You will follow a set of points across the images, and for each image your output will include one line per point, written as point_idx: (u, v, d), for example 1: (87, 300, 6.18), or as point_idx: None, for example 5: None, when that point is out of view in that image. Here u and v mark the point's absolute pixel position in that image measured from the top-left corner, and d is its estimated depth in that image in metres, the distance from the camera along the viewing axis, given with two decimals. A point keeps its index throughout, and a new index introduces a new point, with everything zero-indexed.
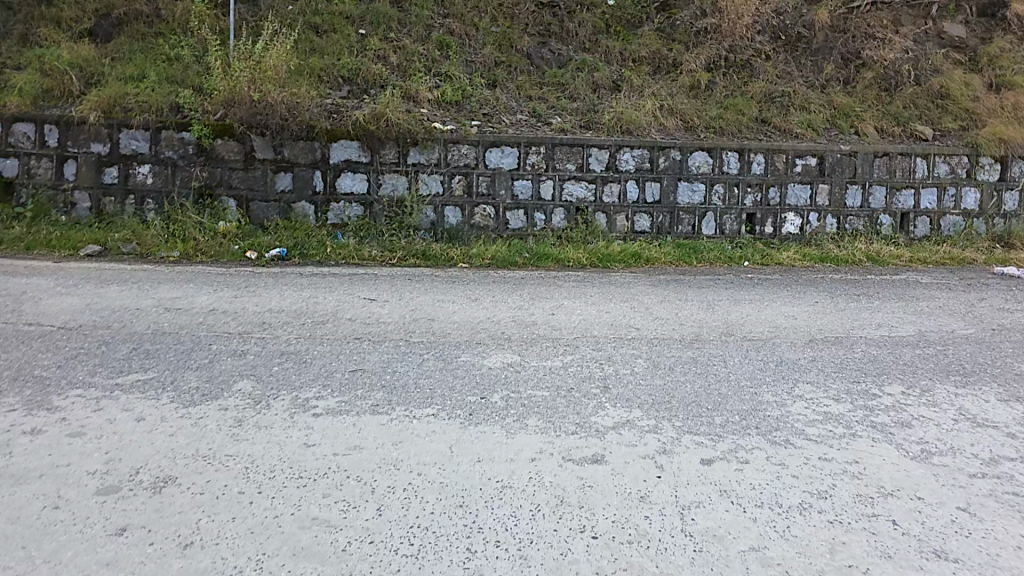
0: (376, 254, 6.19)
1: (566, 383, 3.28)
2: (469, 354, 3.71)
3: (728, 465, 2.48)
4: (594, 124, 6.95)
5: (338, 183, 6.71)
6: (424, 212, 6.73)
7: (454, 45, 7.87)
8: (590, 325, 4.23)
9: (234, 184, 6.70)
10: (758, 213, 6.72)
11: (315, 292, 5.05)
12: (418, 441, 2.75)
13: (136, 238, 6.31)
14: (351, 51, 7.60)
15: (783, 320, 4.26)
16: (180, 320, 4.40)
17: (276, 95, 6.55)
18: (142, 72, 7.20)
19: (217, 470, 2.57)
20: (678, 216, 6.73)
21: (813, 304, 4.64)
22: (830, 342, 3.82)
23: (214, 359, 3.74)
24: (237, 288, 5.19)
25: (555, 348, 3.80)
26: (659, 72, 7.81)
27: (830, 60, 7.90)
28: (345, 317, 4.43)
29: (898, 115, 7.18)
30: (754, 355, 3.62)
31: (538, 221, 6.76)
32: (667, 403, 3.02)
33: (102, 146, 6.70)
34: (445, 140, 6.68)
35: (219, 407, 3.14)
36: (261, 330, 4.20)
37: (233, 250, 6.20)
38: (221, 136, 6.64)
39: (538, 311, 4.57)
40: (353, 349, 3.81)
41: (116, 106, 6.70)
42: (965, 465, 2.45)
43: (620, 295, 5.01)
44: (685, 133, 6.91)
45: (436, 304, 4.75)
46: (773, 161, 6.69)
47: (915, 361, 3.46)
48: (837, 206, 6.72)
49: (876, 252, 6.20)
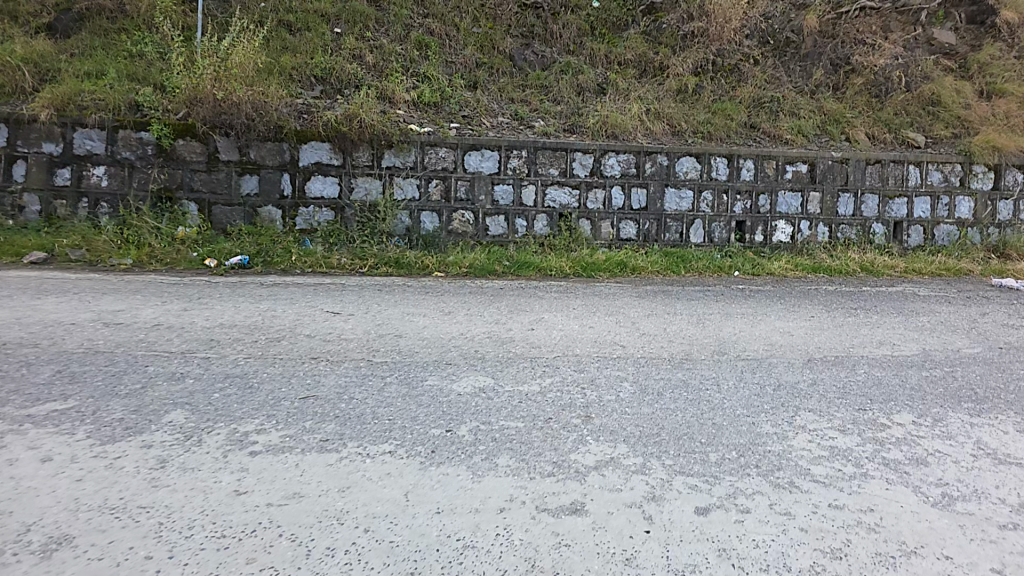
0: (345, 262, 5.78)
1: (543, 412, 2.91)
2: (437, 377, 3.33)
3: (727, 516, 2.14)
4: (578, 128, 6.67)
5: (306, 186, 6.29)
6: (399, 217, 6.35)
7: (434, 45, 7.52)
8: (572, 343, 3.88)
9: (195, 187, 6.23)
10: (748, 221, 6.48)
11: (273, 304, 4.62)
12: (369, 487, 2.36)
13: (85, 244, 5.77)
14: (324, 49, 7.20)
15: (778, 337, 3.97)
16: (119, 337, 3.91)
17: (244, 94, 6.10)
18: (100, 68, 6.70)
19: (124, 528, 2.14)
20: (665, 223, 6.45)
21: (810, 319, 4.37)
22: (830, 362, 3.53)
23: (149, 383, 3.27)
24: (189, 299, 4.72)
25: (532, 370, 3.43)
26: (645, 75, 7.56)
27: (819, 66, 7.74)
28: (303, 333, 4.01)
29: (890, 121, 7.03)
30: (750, 378, 3.30)
31: (519, 227, 6.43)
32: (655, 437, 2.68)
33: (55, 145, 6.16)
34: (421, 142, 6.32)
35: (141, 443, 2.70)
36: (206, 348, 3.74)
37: (190, 257, 5.71)
38: (182, 136, 6.16)
39: (516, 327, 4.20)
40: (307, 372, 3.39)
41: (70, 103, 6.17)
42: (994, 514, 2.14)
43: (604, 308, 4.68)
44: (673, 138, 6.66)
45: (406, 317, 4.37)
46: (764, 167, 6.45)
47: (922, 385, 3.18)
48: (829, 214, 6.50)
49: (870, 262, 5.98)
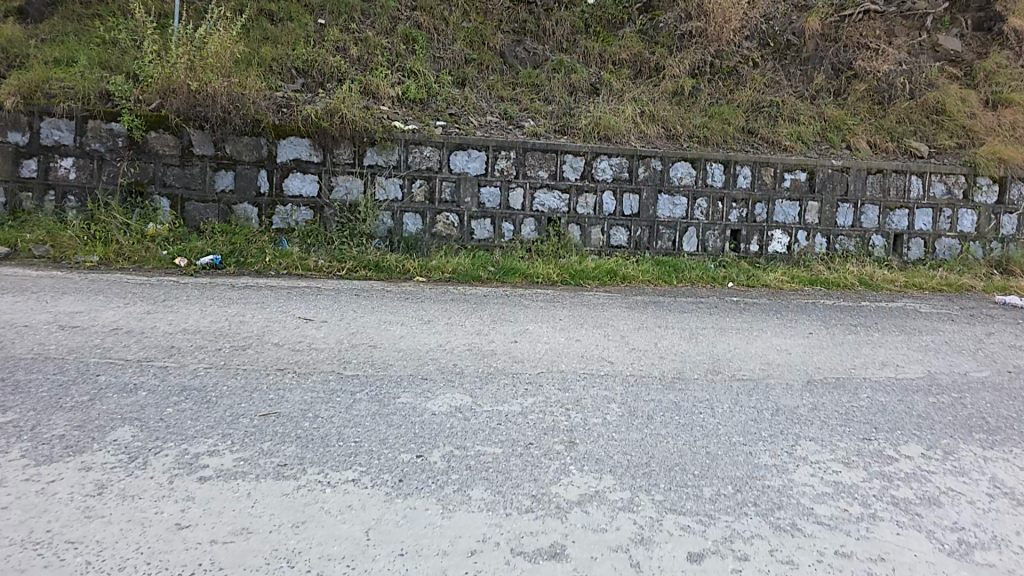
0: (322, 264, 5.53)
1: (524, 436, 2.69)
2: (411, 394, 3.09)
3: (723, 564, 1.93)
4: (570, 129, 6.46)
5: (285, 183, 6.03)
6: (381, 218, 6.11)
7: (422, 39, 7.27)
8: (558, 357, 3.65)
9: (169, 182, 5.95)
10: (743, 230, 6.29)
11: (242, 309, 4.36)
12: (327, 523, 2.12)
13: (51, 239, 5.49)
14: (307, 41, 6.94)
15: (775, 355, 3.77)
16: (73, 341, 3.63)
17: (220, 85, 5.84)
18: (71, 55, 6.41)
19: (45, 568, 1.89)
20: (658, 230, 6.25)
21: (809, 336, 4.17)
22: (831, 385, 3.33)
23: (97, 394, 2.99)
24: (153, 301, 4.45)
25: (514, 387, 3.20)
26: (640, 76, 7.37)
27: (819, 70, 7.60)
28: (272, 341, 3.77)
29: (892, 130, 6.89)
30: (746, 402, 3.09)
31: (506, 232, 6.21)
32: (644, 467, 2.46)
33: (21, 134, 5.87)
34: (406, 140, 6.08)
35: (80, 465, 2.43)
36: (165, 356, 3.48)
37: (160, 256, 5.44)
38: (155, 128, 5.89)
39: (498, 339, 3.97)
40: (271, 386, 3.14)
41: (38, 91, 5.88)
42: (1017, 566, 1.95)
43: (592, 319, 4.45)
44: (667, 141, 6.47)
45: (382, 326, 4.12)
46: (761, 174, 6.27)
47: (929, 413, 3.00)
48: (827, 225, 6.34)
49: (869, 275, 5.81)
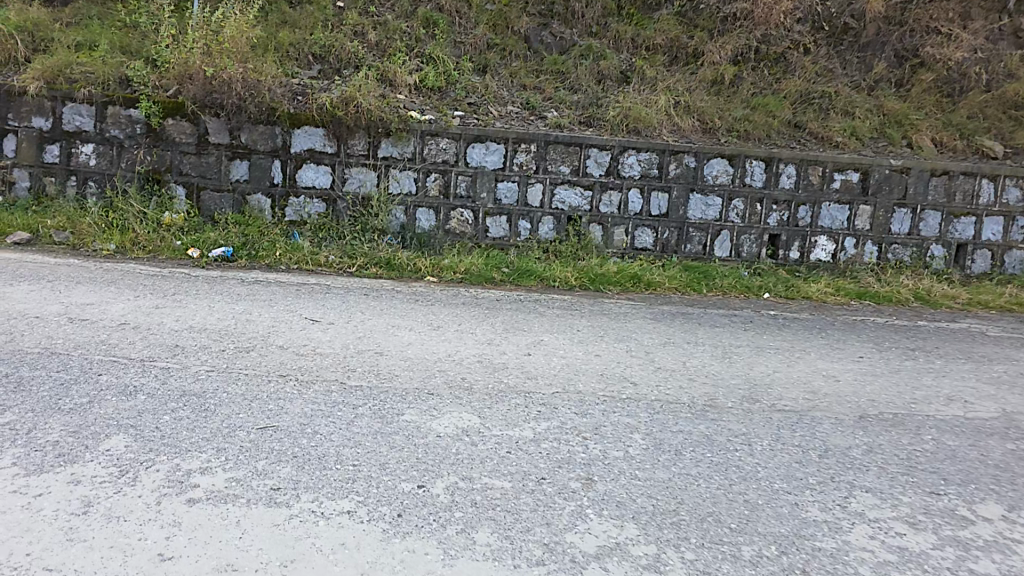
0: (333, 260, 5.38)
1: (535, 469, 2.47)
2: (416, 411, 2.90)
3: None
4: (596, 120, 6.08)
5: (298, 174, 5.88)
6: (395, 213, 5.91)
7: (443, 22, 6.97)
8: (574, 375, 3.40)
9: (186, 171, 5.89)
10: (783, 235, 5.80)
11: (250, 307, 4.26)
12: (318, 563, 1.93)
13: (71, 226, 5.53)
14: (325, 25, 6.77)
15: (822, 382, 3.47)
16: (80, 337, 3.56)
17: (235, 71, 5.72)
18: (94, 39, 6.39)
19: None
20: (687, 232, 5.84)
21: (859, 361, 3.81)
22: (888, 422, 3.06)
23: (96, 397, 2.89)
24: (164, 295, 4.39)
25: (526, 410, 2.97)
26: (676, 63, 6.90)
27: (880, 58, 6.96)
28: (276, 344, 3.64)
29: (962, 126, 6.26)
30: (788, 440, 2.83)
31: (523, 230, 5.91)
32: (672, 517, 2.21)
33: (45, 120, 5.90)
34: (422, 131, 5.83)
35: (69, 477, 2.27)
36: (168, 357, 3.38)
37: (174, 246, 5.42)
38: (172, 115, 5.81)
39: (510, 351, 3.72)
40: (271, 395, 2.99)
41: (60, 76, 5.88)
42: None
43: (612, 332, 4.14)
44: (703, 135, 6.01)
45: (390, 331, 3.94)
46: (807, 173, 5.75)
47: (1008, 464, 2.71)
48: (879, 233, 5.78)
49: (926, 290, 5.26)
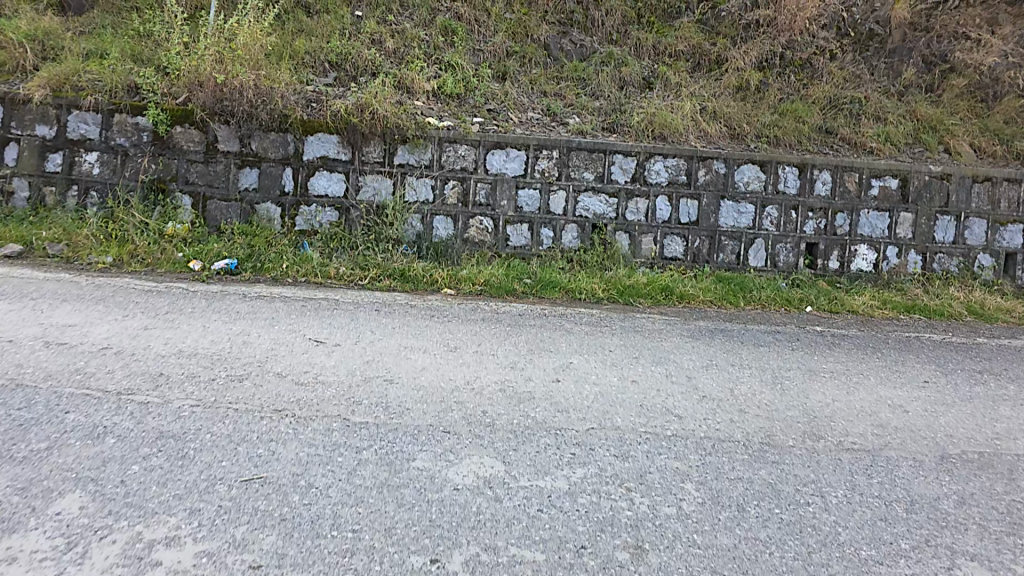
0: (344, 272, 4.99)
1: (574, 536, 2.06)
2: (429, 455, 2.50)
3: None
4: (620, 127, 5.72)
5: (310, 183, 5.53)
6: (410, 221, 5.53)
7: (461, 30, 6.67)
8: (612, 408, 2.98)
9: (191, 179, 5.54)
10: (821, 244, 5.38)
11: (247, 326, 3.87)
12: None
13: (66, 238, 5.11)
14: (342, 33, 6.47)
15: (890, 416, 3.05)
16: (52, 366, 3.15)
17: (248, 78, 5.40)
18: (105, 47, 6.08)
19: None
20: (720, 241, 5.42)
21: (925, 387, 3.40)
22: (976, 465, 2.66)
23: (57, 441, 2.48)
24: (154, 314, 3.99)
25: (558, 453, 2.57)
26: (699, 70, 6.52)
27: (908, 63, 6.56)
28: (273, 371, 3.24)
29: (1000, 131, 5.86)
30: (865, 489, 2.44)
31: (545, 239, 5.51)
32: None
33: (48, 127, 5.55)
34: (439, 138, 5.49)
35: (3, 554, 1.85)
36: (148, 390, 2.95)
37: (175, 259, 5.01)
38: (179, 122, 5.48)
39: (536, 377, 3.30)
40: (264, 437, 2.59)
41: (66, 83, 5.56)
42: None
43: (648, 353, 3.72)
44: (732, 141, 5.63)
45: (401, 354, 3.53)
46: (843, 180, 5.35)
47: None
48: (922, 241, 5.35)
49: (978, 303, 4.83)
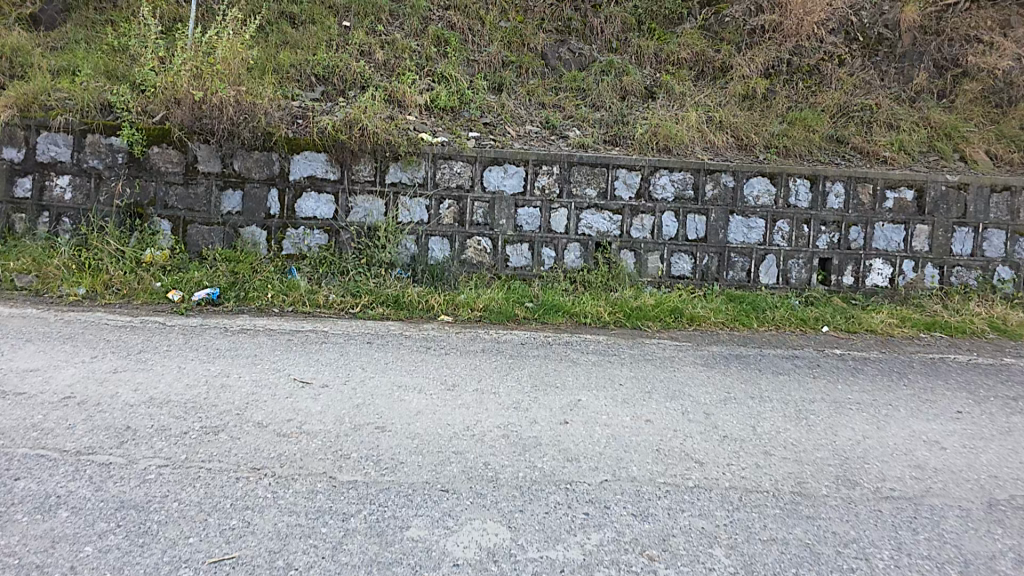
0: (334, 300, 4.73)
1: None
2: (426, 521, 2.23)
3: None
4: (623, 139, 5.52)
5: (298, 205, 5.28)
6: (404, 244, 5.28)
7: (455, 40, 6.47)
8: (627, 455, 2.72)
9: (171, 203, 5.27)
10: (835, 258, 5.16)
11: (227, 366, 3.59)
12: None
13: (36, 269, 4.82)
14: (330, 45, 6.25)
15: (930, 455, 2.80)
16: (6, 421, 2.85)
17: (229, 94, 5.15)
18: (77, 63, 5.82)
19: None
20: (729, 258, 5.20)
21: (959, 420, 3.15)
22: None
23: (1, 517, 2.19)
24: (126, 354, 3.70)
25: (569, 513, 2.30)
26: (703, 77, 6.34)
27: (919, 68, 6.41)
28: (253, 420, 2.95)
29: (1015, 136, 5.69)
30: (912, 549, 2.18)
31: (547, 259, 5.27)
32: None
33: (17, 150, 5.27)
34: (433, 154, 5.25)
35: None
36: (112, 447, 2.67)
37: (153, 289, 4.74)
38: (157, 142, 5.22)
39: (541, 420, 3.03)
40: (238, 504, 2.31)
41: (35, 102, 5.28)
42: None
43: (661, 386, 3.46)
44: (740, 153, 5.43)
45: (395, 396, 3.25)
46: (856, 192, 5.14)
47: None
48: (940, 254, 5.14)
49: (1001, 319, 4.61)
